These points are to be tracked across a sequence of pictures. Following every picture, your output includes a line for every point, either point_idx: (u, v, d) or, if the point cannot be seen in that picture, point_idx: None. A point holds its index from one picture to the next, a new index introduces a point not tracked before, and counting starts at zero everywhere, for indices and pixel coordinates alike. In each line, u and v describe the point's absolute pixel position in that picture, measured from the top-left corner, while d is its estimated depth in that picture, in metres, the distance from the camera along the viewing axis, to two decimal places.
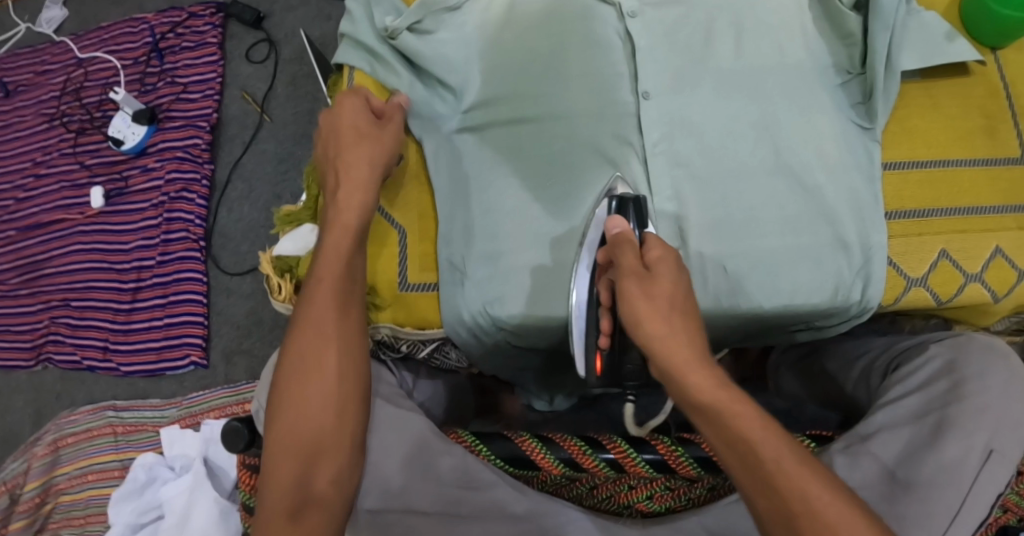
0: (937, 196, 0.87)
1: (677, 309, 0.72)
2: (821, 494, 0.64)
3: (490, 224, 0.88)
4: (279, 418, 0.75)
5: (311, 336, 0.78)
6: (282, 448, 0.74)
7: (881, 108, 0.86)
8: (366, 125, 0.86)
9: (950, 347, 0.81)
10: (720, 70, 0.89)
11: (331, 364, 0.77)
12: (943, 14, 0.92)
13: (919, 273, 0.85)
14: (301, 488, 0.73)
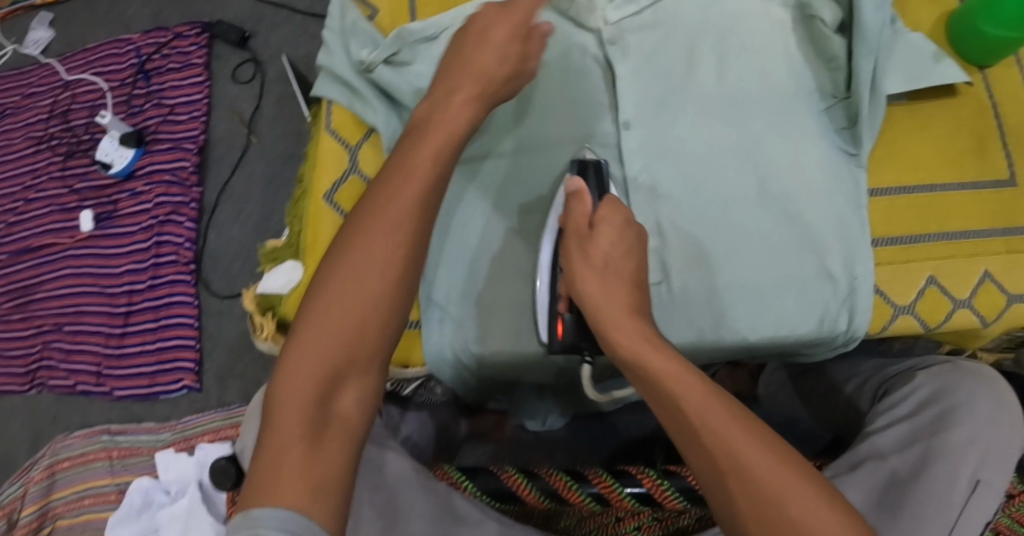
0: (925, 222, 0.86)
1: (612, 271, 0.72)
2: (751, 450, 0.61)
3: (472, 263, 0.89)
4: (315, 320, 0.67)
5: (368, 243, 0.69)
6: (307, 360, 0.66)
7: (867, 133, 0.85)
8: (480, 37, 0.77)
9: (939, 376, 0.81)
10: (701, 97, 0.88)
11: (384, 281, 0.68)
12: (929, 34, 0.92)
13: (905, 301, 0.85)
14: (324, 405, 0.66)
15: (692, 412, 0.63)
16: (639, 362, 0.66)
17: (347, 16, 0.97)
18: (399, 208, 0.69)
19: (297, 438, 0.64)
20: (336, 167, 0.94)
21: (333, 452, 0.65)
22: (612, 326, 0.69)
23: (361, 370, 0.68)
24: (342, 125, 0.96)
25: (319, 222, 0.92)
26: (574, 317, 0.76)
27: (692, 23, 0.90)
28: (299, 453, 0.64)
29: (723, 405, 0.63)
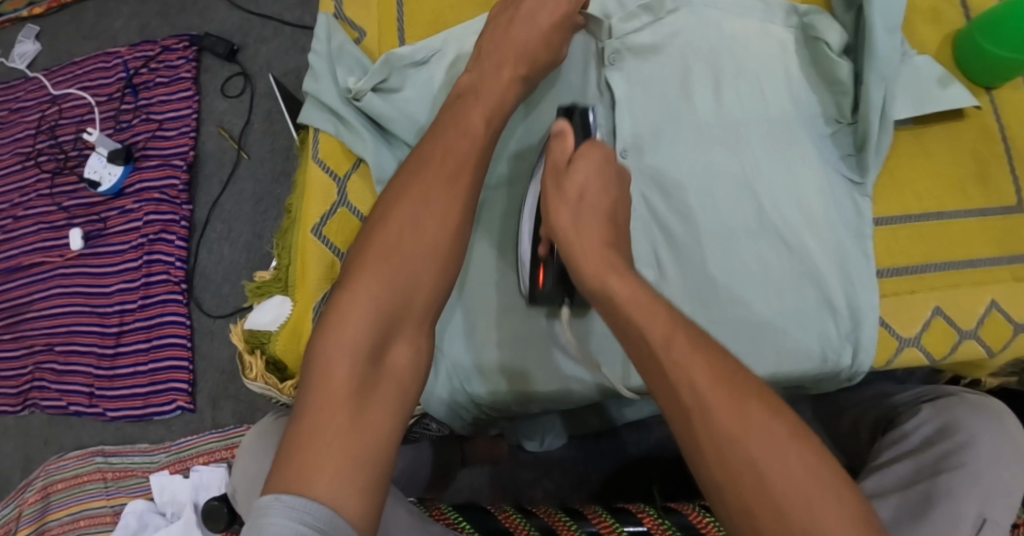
0: (929, 251, 0.85)
1: (586, 208, 0.75)
2: (710, 380, 0.63)
3: (464, 301, 0.90)
4: (368, 278, 0.73)
5: (408, 223, 0.75)
6: (355, 324, 0.71)
7: (872, 161, 0.84)
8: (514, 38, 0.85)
9: (941, 410, 0.78)
10: (699, 123, 0.87)
11: (424, 257, 0.75)
12: (935, 55, 0.90)
13: (910, 333, 0.83)
14: (376, 358, 0.71)
15: (657, 344, 0.66)
16: (606, 292, 0.70)
17: (334, 40, 0.95)
18: (441, 183, 0.77)
19: (346, 395, 0.68)
20: (323, 200, 0.92)
21: (380, 409, 0.69)
22: (582, 263, 0.72)
23: (402, 338, 0.73)
24: (329, 152, 0.94)
25: (305, 256, 0.91)
26: (554, 264, 0.82)
27: (695, 45, 0.89)
28: (348, 407, 0.68)
29: (687, 336, 0.66)
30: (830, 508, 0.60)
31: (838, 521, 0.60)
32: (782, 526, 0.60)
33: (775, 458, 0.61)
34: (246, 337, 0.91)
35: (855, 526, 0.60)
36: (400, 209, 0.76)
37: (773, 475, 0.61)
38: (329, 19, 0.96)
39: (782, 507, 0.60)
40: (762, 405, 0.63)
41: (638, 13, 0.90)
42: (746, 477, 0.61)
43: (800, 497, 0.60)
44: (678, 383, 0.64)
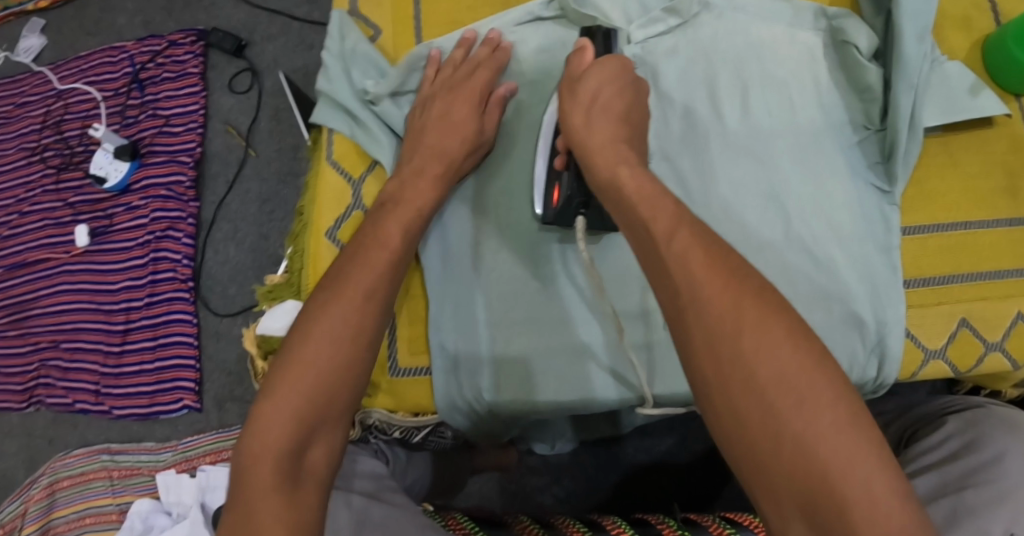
0: (956, 262, 0.83)
1: (598, 106, 0.78)
2: (709, 279, 0.62)
3: (479, 309, 0.88)
4: (290, 372, 0.68)
5: (339, 321, 0.71)
6: (274, 428, 0.66)
7: (901, 169, 0.83)
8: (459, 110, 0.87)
9: (969, 424, 0.77)
10: (726, 131, 0.86)
11: (352, 353, 0.70)
12: (965, 61, 0.88)
13: (936, 345, 0.82)
14: (297, 457, 0.66)
15: (659, 239, 0.65)
16: (616, 183, 0.72)
17: (348, 39, 0.93)
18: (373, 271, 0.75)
19: (268, 496, 0.64)
20: (337, 204, 0.91)
21: (304, 512, 0.65)
22: (596, 155, 0.75)
23: (324, 435, 0.68)
24: (343, 155, 0.92)
25: (317, 260, 0.89)
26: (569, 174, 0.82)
27: (726, 49, 0.88)
28: (273, 506, 0.64)
29: (692, 234, 0.65)
30: (824, 406, 0.57)
31: (830, 423, 0.57)
32: (771, 423, 0.58)
33: (769, 359, 0.59)
34: (257, 343, 0.90)
35: (848, 428, 0.57)
36: (330, 305, 0.72)
37: (766, 375, 0.59)
38: (342, 16, 0.94)
39: (774, 407, 0.58)
40: (761, 308, 0.61)
41: (663, 16, 0.88)
42: (737, 374, 0.60)
43: (794, 394, 0.58)
44: (675, 276, 0.63)
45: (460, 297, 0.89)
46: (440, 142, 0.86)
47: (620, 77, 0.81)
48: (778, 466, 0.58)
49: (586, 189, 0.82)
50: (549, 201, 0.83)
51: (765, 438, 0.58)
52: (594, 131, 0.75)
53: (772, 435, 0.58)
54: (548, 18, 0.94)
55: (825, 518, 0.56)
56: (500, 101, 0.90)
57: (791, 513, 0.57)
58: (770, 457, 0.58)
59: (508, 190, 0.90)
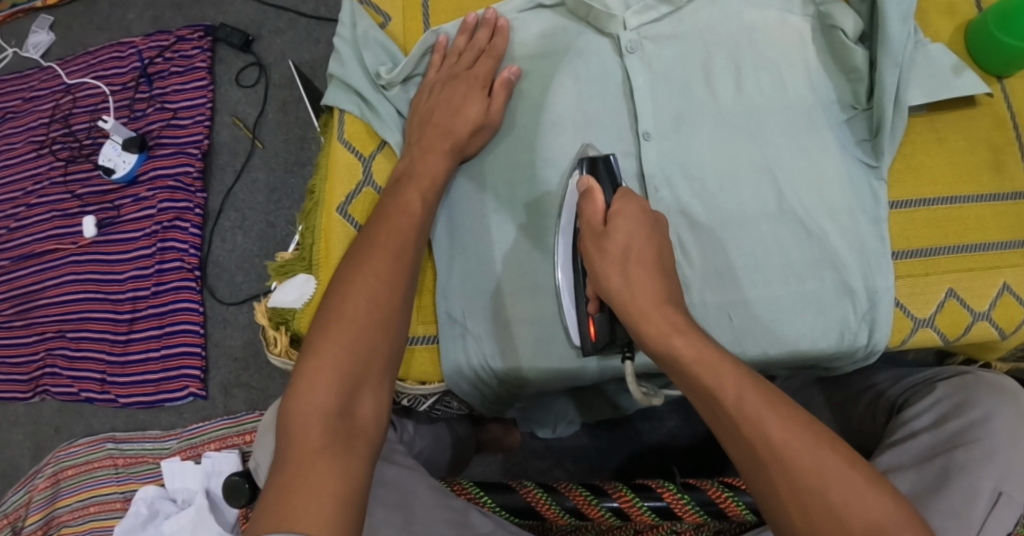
0: (944, 234, 0.86)
1: (633, 260, 0.76)
2: (783, 430, 0.67)
3: (484, 281, 0.91)
4: (329, 335, 0.71)
5: (372, 287, 0.74)
6: (317, 389, 0.69)
7: (887, 145, 0.86)
8: (462, 94, 0.91)
9: (958, 388, 0.80)
10: (720, 110, 0.89)
11: (385, 317, 0.73)
12: (949, 45, 0.92)
13: (925, 314, 0.85)
14: (344, 413, 0.69)
15: (729, 404, 0.69)
16: (672, 354, 0.72)
17: (359, 26, 0.97)
18: (399, 242, 0.79)
19: (319, 450, 0.66)
20: (348, 179, 0.94)
21: (356, 464, 0.67)
22: (645, 321, 0.74)
23: (367, 394, 0.71)
24: (354, 135, 0.96)
25: (329, 234, 0.92)
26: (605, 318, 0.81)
27: (721, 37, 0.91)
28: (325, 458, 0.65)
29: (753, 387, 0.69)
30: (885, 518, 0.65)
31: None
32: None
33: (855, 503, 0.65)
34: (270, 315, 0.92)
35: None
36: (359, 275, 0.75)
37: (853, 515, 0.65)
38: (353, 4, 0.98)
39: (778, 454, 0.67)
40: (833, 453, 0.67)
41: (655, 5, 0.92)
42: (829, 522, 0.65)
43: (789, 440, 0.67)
44: (751, 434, 0.68)
45: (464, 269, 0.92)
46: (450, 120, 0.90)
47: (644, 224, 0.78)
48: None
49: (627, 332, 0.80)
50: (588, 341, 0.83)
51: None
52: (636, 293, 0.75)
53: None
54: (549, 7, 0.96)
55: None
56: (504, 86, 0.92)
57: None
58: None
59: (512, 167, 0.93)
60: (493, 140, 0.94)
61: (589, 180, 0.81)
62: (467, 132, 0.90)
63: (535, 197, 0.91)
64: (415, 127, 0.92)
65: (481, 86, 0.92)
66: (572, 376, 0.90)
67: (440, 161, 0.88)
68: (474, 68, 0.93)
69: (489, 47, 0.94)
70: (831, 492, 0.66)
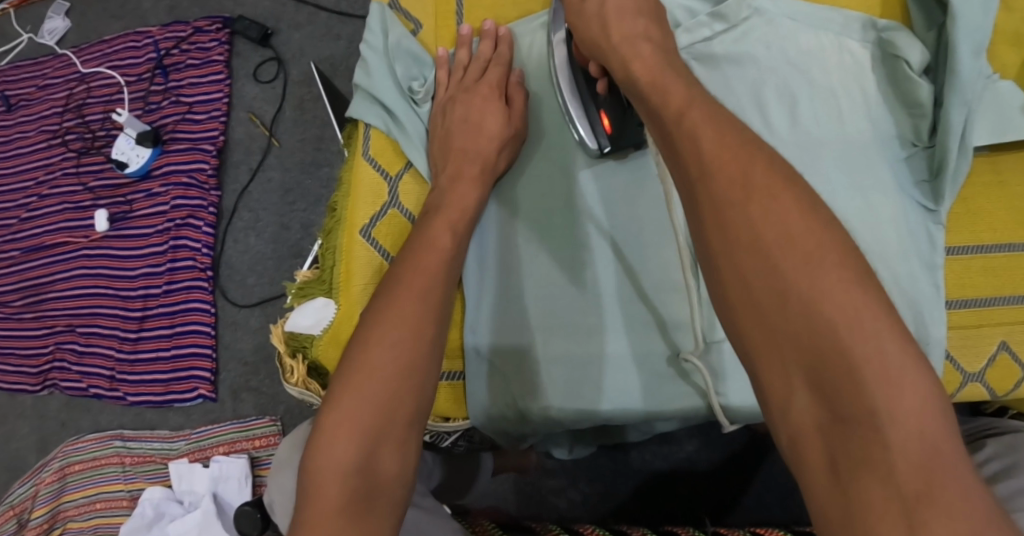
0: (1000, 284, 0.81)
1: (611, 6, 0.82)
2: (722, 150, 0.65)
3: (517, 314, 0.88)
4: (350, 382, 0.69)
5: (397, 328, 0.71)
6: (338, 446, 0.66)
7: (948, 188, 0.81)
8: (484, 111, 0.89)
9: (1006, 447, 0.77)
10: (774, 139, 0.85)
11: (412, 362, 0.70)
12: (1015, 78, 0.87)
13: (976, 368, 0.80)
14: (365, 470, 0.65)
15: (671, 119, 0.70)
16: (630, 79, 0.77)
17: (391, 34, 0.93)
18: (427, 283, 0.75)
19: (338, 513, 0.63)
20: (372, 200, 0.90)
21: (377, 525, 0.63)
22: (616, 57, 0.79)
23: (390, 449, 0.67)
24: (380, 152, 0.92)
25: (351, 258, 0.88)
26: (613, 97, 0.86)
27: (766, 59, 0.87)
28: (344, 522, 0.62)
29: (705, 111, 0.69)
30: (846, 301, 0.58)
31: (837, 276, 0.59)
32: (777, 286, 0.60)
33: (772, 221, 0.61)
34: (286, 340, 0.87)
35: (853, 287, 0.58)
36: (385, 317, 0.72)
37: (771, 235, 0.61)
38: (384, 10, 0.94)
39: (736, 221, 0.63)
40: (770, 176, 0.63)
41: (709, 22, 0.88)
42: (742, 244, 0.62)
43: (748, 204, 0.63)
44: (685, 148, 0.67)
45: (494, 300, 0.89)
46: (475, 141, 0.87)
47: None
48: (785, 334, 0.59)
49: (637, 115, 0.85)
50: (607, 131, 0.86)
51: (774, 312, 0.60)
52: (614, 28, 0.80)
53: (781, 303, 0.59)
54: None
55: (835, 382, 0.56)
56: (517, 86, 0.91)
57: (799, 385, 0.58)
58: (777, 327, 0.60)
59: (547, 189, 0.90)
60: (523, 155, 0.92)
61: None
62: (495, 150, 0.87)
63: (570, 218, 0.89)
64: (438, 150, 0.89)
65: (498, 95, 0.90)
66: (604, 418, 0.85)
67: (471, 187, 0.85)
68: (483, 79, 0.91)
69: (495, 55, 0.93)
70: (769, 242, 0.61)
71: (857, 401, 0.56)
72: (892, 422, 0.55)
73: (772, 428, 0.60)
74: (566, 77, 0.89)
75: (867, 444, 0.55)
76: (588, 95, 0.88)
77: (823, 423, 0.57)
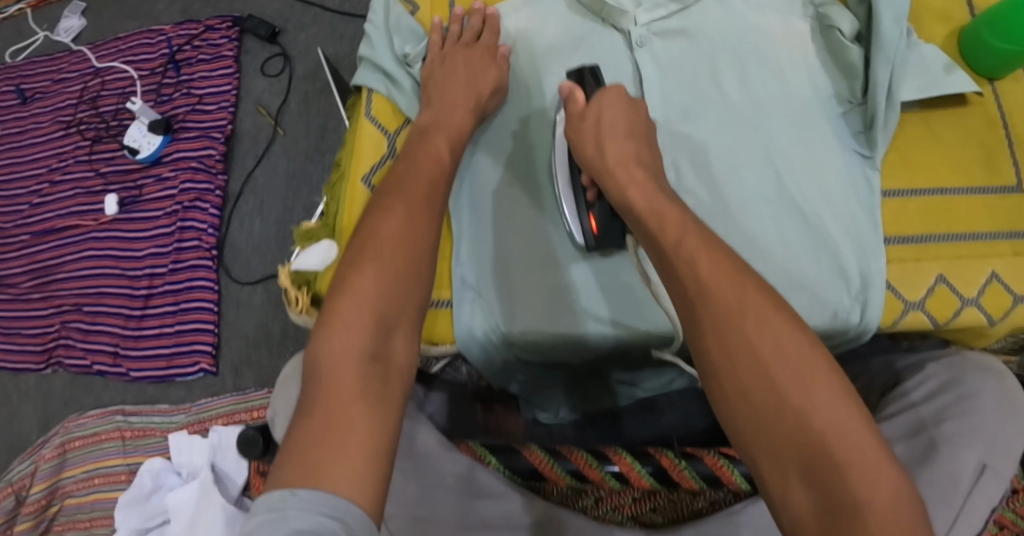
0: (933, 224, 0.91)
1: (605, 128, 0.88)
2: (726, 287, 0.71)
3: (501, 250, 0.96)
4: (361, 274, 0.77)
5: (402, 230, 0.80)
6: (352, 332, 0.74)
7: (881, 137, 0.91)
8: (475, 68, 0.97)
9: (948, 369, 0.85)
10: (723, 103, 0.95)
11: (416, 258, 0.79)
12: (942, 47, 0.98)
13: (916, 297, 0.88)
14: (378, 356, 0.74)
15: (669, 244, 0.76)
16: (627, 203, 0.82)
17: (391, 13, 1.04)
18: (427, 187, 0.85)
19: (357, 395, 0.71)
20: (374, 154, 0.99)
21: (392, 406, 0.72)
22: (612, 177, 0.85)
23: (398, 339, 0.76)
24: (380, 112, 1.01)
25: (354, 203, 0.97)
26: (603, 206, 0.91)
27: (718, 35, 0.97)
28: (364, 401, 0.71)
29: (698, 237, 0.76)
30: (831, 408, 0.66)
31: (827, 391, 0.66)
32: (773, 391, 0.67)
33: (766, 330, 0.69)
34: (293, 277, 0.95)
35: (836, 395, 0.66)
36: (392, 216, 0.81)
37: (764, 344, 0.69)
38: None
39: (730, 322, 0.70)
40: (762, 295, 0.71)
41: (666, 2, 0.98)
42: (740, 350, 0.69)
43: (742, 313, 0.70)
44: (690, 281, 0.73)
45: (476, 238, 0.97)
46: (466, 89, 0.95)
47: (622, 106, 0.90)
48: (780, 438, 0.66)
49: (623, 221, 0.91)
50: (592, 231, 0.92)
51: (769, 410, 0.67)
52: (608, 152, 0.86)
53: (776, 406, 0.67)
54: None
55: (823, 467, 0.64)
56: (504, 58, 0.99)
57: (793, 476, 0.65)
58: (770, 425, 0.67)
59: (521, 131, 0.99)
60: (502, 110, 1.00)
61: (569, 83, 0.93)
62: (488, 96, 0.97)
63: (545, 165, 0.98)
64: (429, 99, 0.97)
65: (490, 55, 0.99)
66: (576, 342, 0.93)
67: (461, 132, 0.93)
68: (480, 41, 1.00)
69: (486, 27, 1.01)
70: (762, 351, 0.68)
71: (843, 486, 0.63)
72: (872, 498, 0.62)
73: (773, 517, 0.66)
74: (564, 174, 0.94)
75: (855, 526, 0.61)
76: (580, 196, 0.93)
77: (817, 510, 0.63)
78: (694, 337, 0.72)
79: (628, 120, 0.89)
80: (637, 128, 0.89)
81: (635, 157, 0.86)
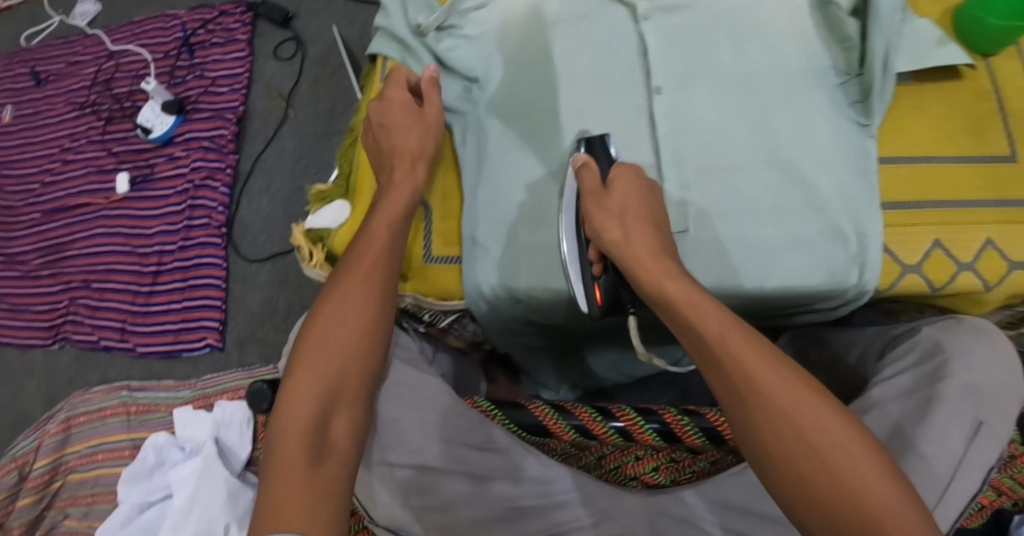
0: (928, 190, 0.96)
1: (630, 211, 0.87)
2: (760, 365, 0.74)
3: (502, 205, 1.00)
4: (309, 357, 0.83)
5: (352, 311, 0.85)
6: (299, 410, 0.80)
7: (877, 106, 0.96)
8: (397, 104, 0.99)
9: (940, 330, 0.88)
10: (720, 73, 0.98)
11: (364, 334, 0.84)
12: (937, 21, 1.03)
13: (913, 260, 0.95)
14: (319, 431, 0.80)
15: (711, 339, 0.76)
16: (664, 295, 0.80)
17: None
18: (378, 258, 0.89)
19: (297, 466, 0.77)
20: None
21: (329, 476, 0.77)
22: (636, 266, 0.83)
23: (341, 415, 0.81)
24: None
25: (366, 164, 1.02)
26: (610, 278, 0.91)
27: (715, 7, 1.00)
28: (302, 472, 0.77)
29: (735, 329, 0.76)
30: (885, 488, 0.68)
31: (874, 468, 0.69)
32: (826, 471, 0.69)
33: (808, 412, 0.72)
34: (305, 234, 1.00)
35: (887, 474, 0.69)
36: (345, 295, 0.86)
37: (810, 427, 0.71)
38: None
39: (771, 403, 0.72)
40: (799, 379, 0.73)
41: None
42: (788, 430, 0.71)
43: (781, 398, 0.72)
44: (728, 366, 0.74)
45: (483, 195, 1.01)
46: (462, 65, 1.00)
47: (635, 188, 0.90)
48: (839, 519, 0.68)
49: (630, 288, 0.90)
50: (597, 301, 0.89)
51: (824, 489, 0.69)
52: (635, 242, 0.84)
53: (832, 489, 0.69)
54: None
55: None
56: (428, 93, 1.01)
57: None
58: (828, 504, 0.69)
59: (520, 85, 1.02)
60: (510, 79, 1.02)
61: (583, 157, 0.93)
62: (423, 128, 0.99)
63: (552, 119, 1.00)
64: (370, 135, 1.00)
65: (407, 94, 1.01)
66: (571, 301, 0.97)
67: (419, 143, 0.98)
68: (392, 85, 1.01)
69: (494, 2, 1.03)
70: (808, 432, 0.71)
71: None
72: None
73: None
74: (569, 226, 0.93)
75: None
76: (584, 260, 0.92)
77: None
78: (738, 415, 0.74)
79: (648, 206, 0.89)
80: (656, 220, 0.89)
81: (657, 248, 0.84)
